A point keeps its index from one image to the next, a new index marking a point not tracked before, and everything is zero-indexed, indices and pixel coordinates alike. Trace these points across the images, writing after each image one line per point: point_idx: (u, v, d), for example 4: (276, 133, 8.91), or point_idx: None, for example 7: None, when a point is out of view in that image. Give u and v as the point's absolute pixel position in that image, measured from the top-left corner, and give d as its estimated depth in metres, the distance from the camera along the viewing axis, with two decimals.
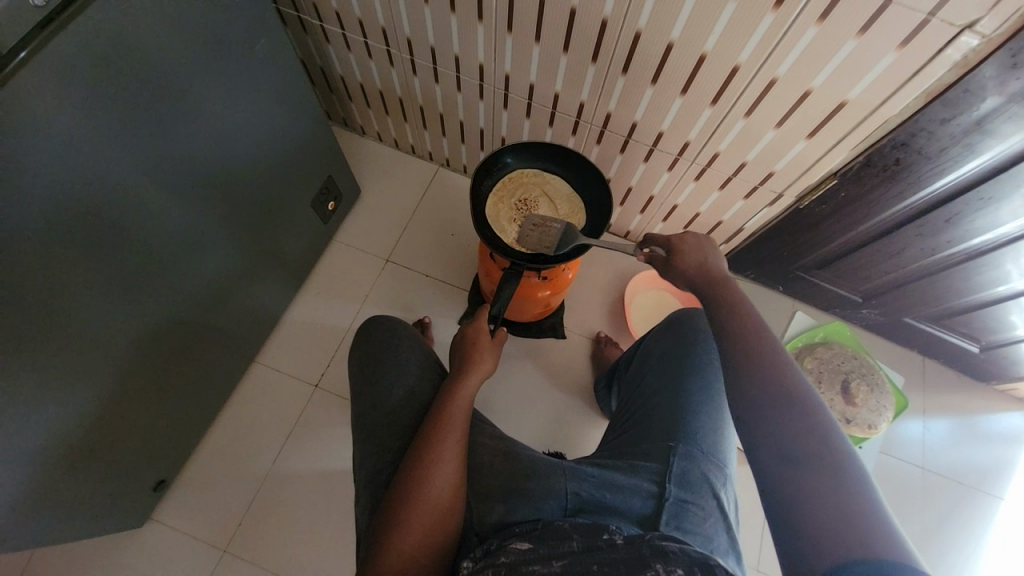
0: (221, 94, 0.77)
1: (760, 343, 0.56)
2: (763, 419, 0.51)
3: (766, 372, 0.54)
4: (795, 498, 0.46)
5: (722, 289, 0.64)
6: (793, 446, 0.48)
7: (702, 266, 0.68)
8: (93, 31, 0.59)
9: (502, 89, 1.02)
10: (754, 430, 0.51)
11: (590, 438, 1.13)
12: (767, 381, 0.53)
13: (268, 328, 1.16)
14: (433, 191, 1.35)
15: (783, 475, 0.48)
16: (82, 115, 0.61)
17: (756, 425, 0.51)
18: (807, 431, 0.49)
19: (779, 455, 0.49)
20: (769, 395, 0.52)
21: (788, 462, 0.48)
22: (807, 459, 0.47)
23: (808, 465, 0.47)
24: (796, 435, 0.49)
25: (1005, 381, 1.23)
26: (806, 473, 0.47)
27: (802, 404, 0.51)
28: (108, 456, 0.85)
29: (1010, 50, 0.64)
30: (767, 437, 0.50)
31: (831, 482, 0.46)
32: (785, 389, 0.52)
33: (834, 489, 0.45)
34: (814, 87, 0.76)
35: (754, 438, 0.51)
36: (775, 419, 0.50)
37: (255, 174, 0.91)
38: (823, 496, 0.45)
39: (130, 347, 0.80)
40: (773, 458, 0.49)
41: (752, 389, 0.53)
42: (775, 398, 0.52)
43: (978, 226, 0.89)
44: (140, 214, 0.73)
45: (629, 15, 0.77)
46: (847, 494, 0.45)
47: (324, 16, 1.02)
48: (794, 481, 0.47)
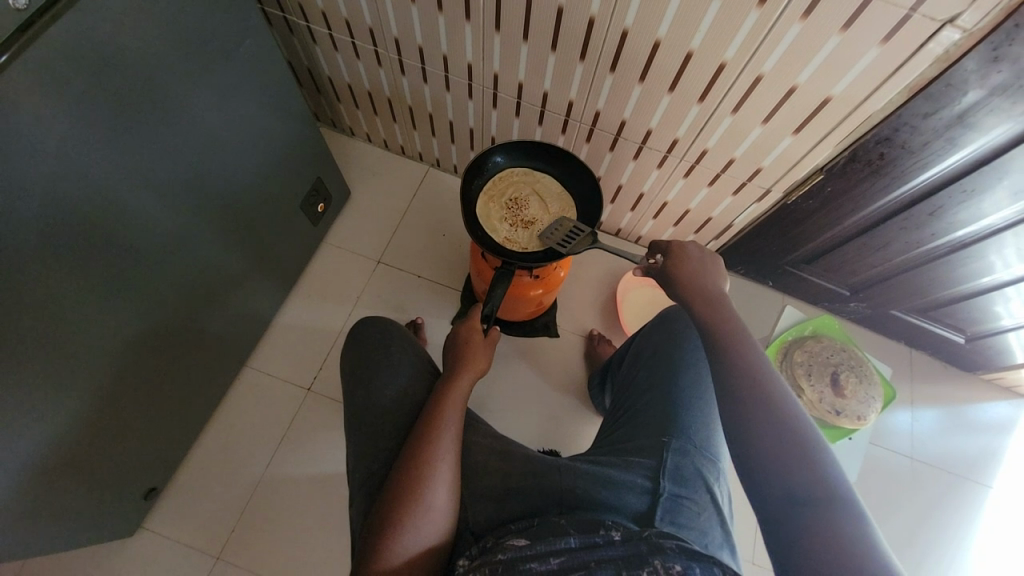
0: (208, 95, 0.77)
1: (750, 355, 0.57)
2: (760, 438, 0.51)
3: (758, 386, 0.54)
4: (793, 528, 0.46)
5: (719, 313, 0.63)
6: (791, 474, 0.48)
7: (697, 276, 0.69)
8: (76, 31, 0.58)
9: (491, 89, 1.02)
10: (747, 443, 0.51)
11: (584, 435, 1.13)
12: (757, 395, 0.53)
13: (258, 332, 1.15)
14: (423, 191, 1.34)
15: (783, 503, 0.48)
16: (67, 118, 0.60)
17: (754, 450, 0.51)
18: (794, 442, 0.50)
19: (776, 470, 0.49)
20: (759, 405, 0.52)
21: (787, 487, 0.48)
22: (803, 487, 0.47)
23: (806, 496, 0.47)
24: (795, 461, 0.49)
25: (991, 371, 1.25)
26: (802, 492, 0.47)
27: (798, 430, 0.51)
28: (96, 464, 0.84)
29: (992, 44, 0.65)
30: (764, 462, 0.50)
31: (826, 510, 0.46)
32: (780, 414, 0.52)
33: (830, 519, 0.45)
34: (799, 82, 0.77)
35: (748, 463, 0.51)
36: (771, 444, 0.50)
37: (243, 175, 0.90)
38: (820, 527, 0.45)
39: (118, 353, 0.78)
40: (771, 485, 0.49)
41: (746, 401, 0.53)
42: (763, 409, 0.52)
43: (962, 218, 0.90)
44: (126, 218, 0.71)
45: (616, 12, 0.77)
46: (842, 525, 0.45)
47: (311, 17, 1.01)
48: (791, 509, 0.47)
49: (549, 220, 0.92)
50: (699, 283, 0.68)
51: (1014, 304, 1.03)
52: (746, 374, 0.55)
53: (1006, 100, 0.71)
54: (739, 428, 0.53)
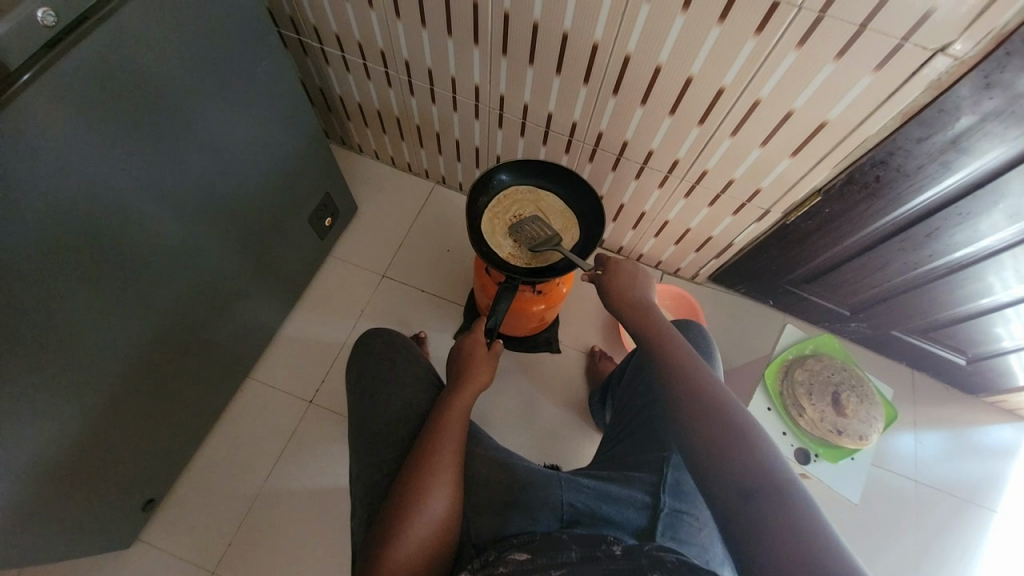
0: (223, 111, 0.80)
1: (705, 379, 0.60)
2: (722, 452, 0.53)
3: (715, 405, 0.57)
4: (749, 520, 0.48)
5: (655, 327, 0.69)
6: (744, 469, 0.51)
7: (632, 291, 0.74)
8: (103, 49, 0.61)
9: (497, 110, 1.05)
10: (711, 460, 0.53)
11: (584, 451, 1.13)
12: (716, 415, 0.56)
13: (262, 344, 1.16)
14: (429, 207, 1.37)
15: (745, 510, 0.49)
16: (88, 130, 0.63)
17: (706, 448, 0.54)
18: (748, 453, 0.52)
19: (740, 485, 0.50)
20: (721, 424, 0.55)
21: (743, 491, 0.50)
22: (756, 480, 0.50)
23: (758, 487, 0.49)
24: (741, 457, 0.52)
25: (994, 394, 1.24)
26: (760, 498, 0.49)
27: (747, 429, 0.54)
28: (96, 473, 0.84)
29: (983, 72, 0.68)
30: (714, 464, 0.53)
31: (776, 498, 0.48)
32: (725, 415, 0.56)
33: (778, 505, 0.48)
34: (795, 107, 0.79)
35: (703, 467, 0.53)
36: (721, 445, 0.53)
37: (255, 188, 0.93)
38: (771, 515, 0.47)
39: (124, 359, 0.80)
40: (728, 484, 0.51)
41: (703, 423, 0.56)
42: (722, 425, 0.55)
43: (958, 240, 0.92)
44: (138, 226, 0.73)
45: (618, 38, 0.80)
46: (792, 511, 0.47)
47: (325, 40, 1.05)
48: (747, 504, 0.49)
49: None
50: (640, 300, 0.73)
51: (1014, 325, 1.04)
52: (686, 381, 0.60)
53: (999, 125, 0.73)
54: (687, 432, 0.56)
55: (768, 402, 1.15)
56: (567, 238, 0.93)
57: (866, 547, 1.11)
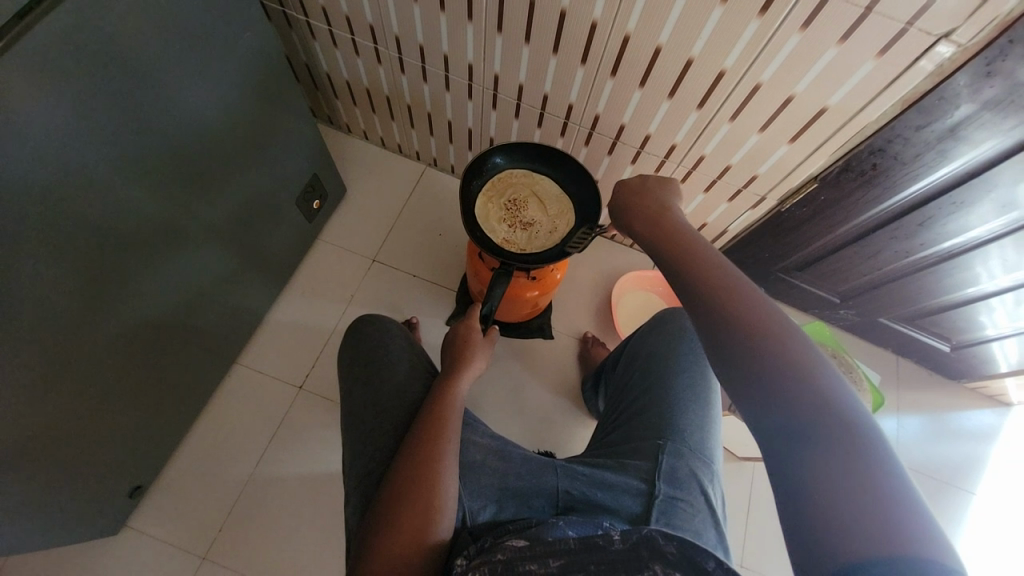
0: (207, 87, 0.76)
1: (746, 302, 0.50)
2: (770, 389, 0.45)
3: (766, 335, 0.47)
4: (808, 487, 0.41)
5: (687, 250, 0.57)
6: (792, 408, 0.44)
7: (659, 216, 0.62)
8: (75, 19, 0.57)
9: (491, 90, 1.02)
10: (757, 399, 0.46)
11: (577, 436, 1.13)
12: (766, 346, 0.47)
13: (250, 329, 1.13)
14: (420, 190, 1.34)
15: (790, 454, 0.43)
16: (67, 107, 0.59)
17: (753, 386, 0.46)
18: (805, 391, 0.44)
19: (787, 428, 0.43)
20: (769, 356, 0.46)
21: (792, 431, 0.43)
22: (809, 422, 0.43)
23: (811, 431, 0.42)
24: (811, 411, 0.43)
25: (976, 380, 1.27)
26: (811, 442, 0.42)
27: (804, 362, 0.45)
28: (81, 462, 0.82)
29: (985, 59, 0.67)
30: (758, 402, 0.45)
31: (833, 443, 0.41)
32: (794, 363, 0.45)
33: (849, 471, 0.40)
34: (796, 92, 0.78)
35: (759, 418, 0.45)
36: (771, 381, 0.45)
37: (240, 169, 0.89)
38: (839, 483, 0.40)
39: (107, 346, 0.77)
40: (777, 424, 0.44)
41: (753, 355, 0.47)
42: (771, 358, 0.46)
43: (949, 230, 0.92)
44: (121, 209, 0.71)
45: (618, 17, 0.78)
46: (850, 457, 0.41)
47: (310, 12, 1.01)
48: (796, 450, 0.42)
49: (547, 221, 0.92)
50: (660, 209, 0.63)
51: (997, 314, 1.06)
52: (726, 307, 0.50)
53: (996, 114, 0.72)
54: (735, 365, 0.47)
55: None
56: (563, 223, 0.92)
57: None
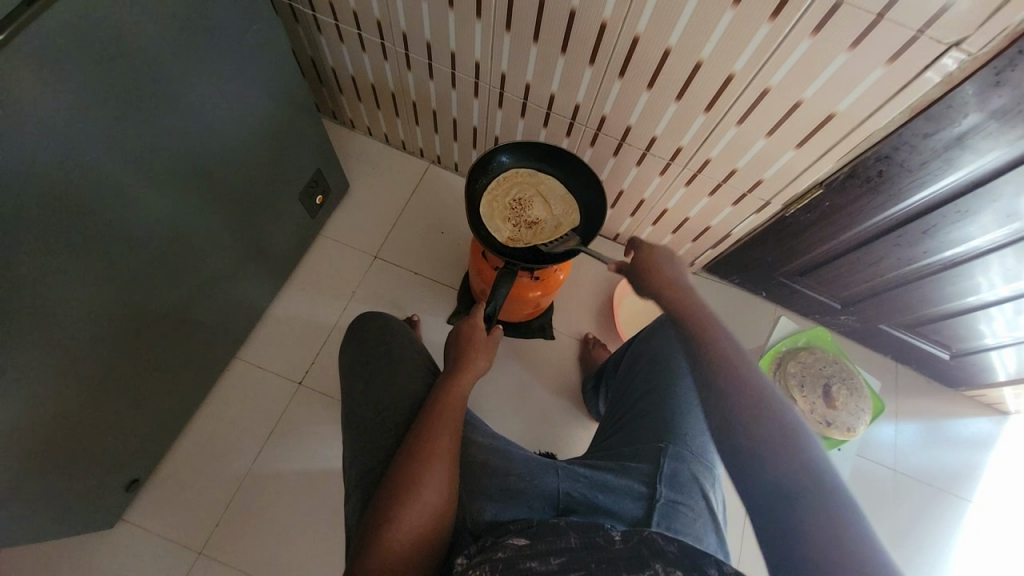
0: (212, 79, 0.75)
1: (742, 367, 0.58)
2: (760, 449, 0.52)
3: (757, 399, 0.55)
4: (789, 520, 0.48)
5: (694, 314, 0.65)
6: (782, 467, 0.51)
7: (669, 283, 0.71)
8: (79, 8, 0.56)
9: (498, 88, 1.02)
10: (753, 459, 0.52)
11: (576, 437, 1.13)
12: (756, 410, 0.54)
13: (250, 324, 1.13)
14: (423, 187, 1.33)
15: (782, 507, 0.49)
16: (72, 96, 0.59)
17: (748, 447, 0.52)
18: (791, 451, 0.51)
19: (779, 486, 0.50)
20: (761, 419, 0.53)
21: (781, 488, 0.50)
22: (796, 480, 0.50)
23: (798, 489, 0.49)
24: (800, 471, 0.50)
25: (974, 388, 1.28)
26: (800, 500, 0.49)
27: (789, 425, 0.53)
28: (78, 455, 0.81)
29: (994, 68, 0.67)
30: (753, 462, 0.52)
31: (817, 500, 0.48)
32: (785, 425, 0.53)
33: (825, 508, 0.48)
34: (804, 97, 0.78)
35: (754, 470, 0.52)
36: (763, 443, 0.52)
37: (243, 163, 0.89)
38: (829, 534, 0.46)
39: (107, 339, 0.77)
40: (770, 482, 0.50)
41: (747, 418, 0.54)
42: (762, 422, 0.53)
43: (952, 239, 0.93)
44: (124, 201, 0.70)
45: (628, 18, 0.77)
46: (833, 511, 0.48)
47: (317, 6, 1.00)
48: (789, 506, 0.49)
49: (552, 221, 0.92)
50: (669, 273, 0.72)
51: (997, 323, 1.06)
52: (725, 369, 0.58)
53: (1003, 124, 0.73)
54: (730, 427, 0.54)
55: None
56: (568, 223, 0.92)
57: None
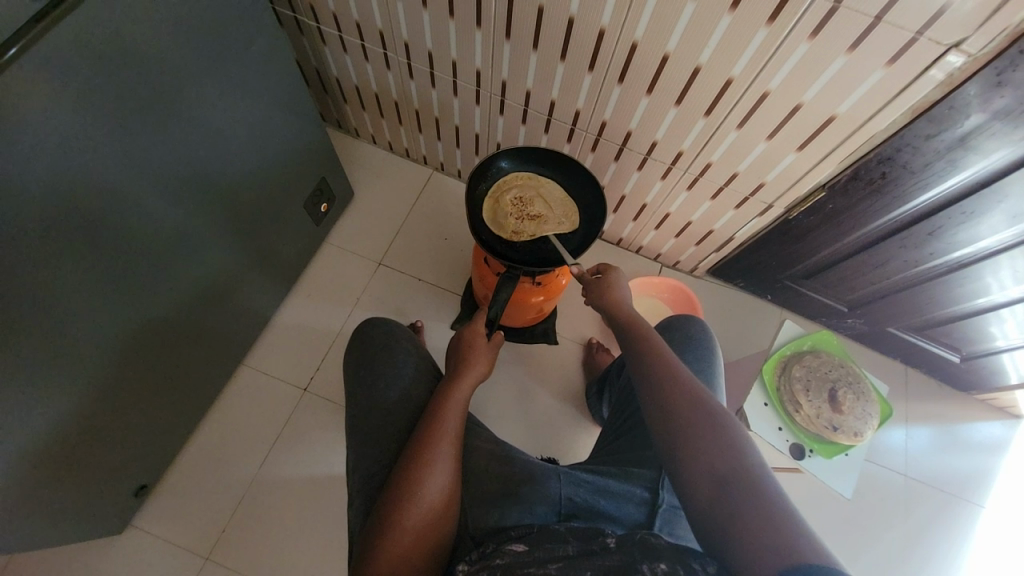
0: (217, 91, 0.77)
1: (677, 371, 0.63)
2: (692, 439, 0.56)
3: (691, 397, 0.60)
4: (719, 507, 0.51)
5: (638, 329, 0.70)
6: (712, 454, 0.54)
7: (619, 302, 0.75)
8: (88, 25, 0.58)
9: (499, 96, 1.03)
10: (686, 449, 0.56)
11: (581, 442, 1.13)
12: (688, 406, 0.59)
13: (256, 331, 1.14)
14: (427, 194, 1.34)
15: (712, 489, 0.52)
16: (81, 109, 0.61)
17: (683, 440, 0.56)
18: (719, 440, 0.55)
19: (714, 472, 0.53)
20: (693, 414, 0.58)
21: (713, 473, 0.53)
22: (725, 466, 0.53)
23: (728, 473, 0.52)
24: (728, 457, 0.54)
25: (986, 392, 1.25)
26: (728, 483, 0.52)
27: (719, 419, 0.57)
28: (86, 461, 0.83)
29: (995, 69, 0.66)
30: (687, 454, 0.55)
31: (745, 482, 0.51)
32: (713, 417, 0.57)
33: (751, 487, 0.51)
34: (804, 100, 0.78)
35: (685, 461, 0.55)
36: (695, 435, 0.56)
37: (249, 173, 0.90)
38: (755, 510, 0.48)
39: (115, 346, 0.78)
40: (702, 472, 0.54)
41: (681, 414, 0.58)
42: (694, 416, 0.58)
43: (959, 240, 0.92)
44: (131, 212, 0.72)
45: (626, 25, 0.78)
46: (759, 491, 0.50)
47: (321, 19, 1.02)
48: (721, 489, 0.52)
49: (553, 222, 0.92)
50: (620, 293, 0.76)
51: (1008, 325, 1.04)
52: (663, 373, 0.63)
53: (1006, 124, 0.72)
54: (664, 425, 0.59)
55: (766, 399, 1.19)
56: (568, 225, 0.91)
57: (853, 544, 1.12)
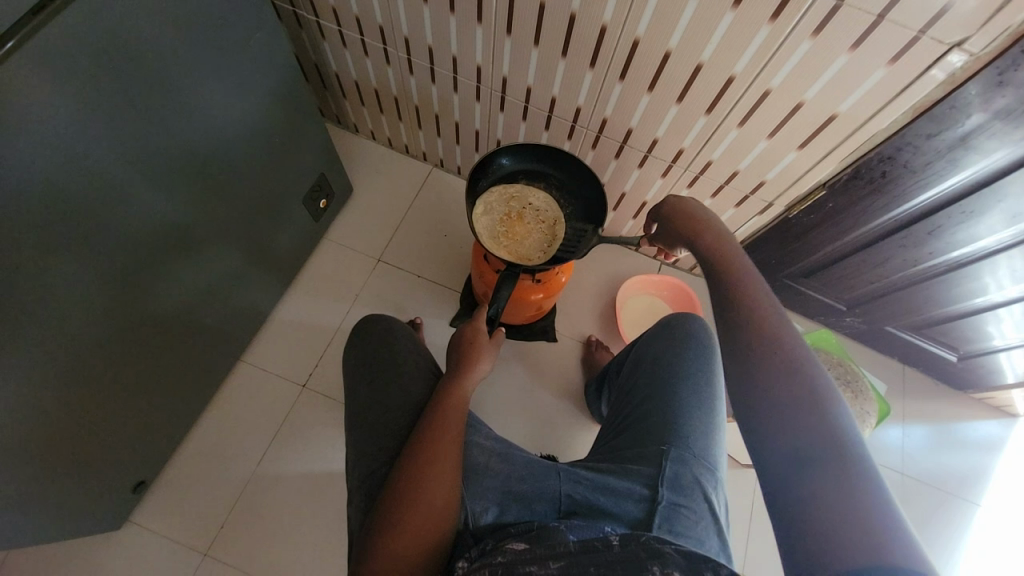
0: (216, 89, 0.76)
1: (769, 326, 0.55)
2: (774, 414, 0.50)
3: (780, 365, 0.52)
4: (797, 491, 0.45)
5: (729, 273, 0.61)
6: (797, 432, 0.48)
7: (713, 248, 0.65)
8: (85, 18, 0.57)
9: (499, 92, 1.02)
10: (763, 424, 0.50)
11: (579, 439, 1.13)
12: (773, 376, 0.52)
13: (255, 327, 1.14)
14: (426, 191, 1.34)
15: (790, 470, 0.47)
16: (78, 103, 0.60)
17: (762, 410, 0.50)
18: (809, 417, 0.48)
19: (796, 452, 0.47)
20: (782, 383, 0.51)
21: (793, 450, 0.47)
22: (810, 447, 0.47)
23: (816, 456, 0.46)
24: (821, 438, 0.47)
25: (982, 391, 1.26)
26: (814, 468, 0.45)
27: (811, 393, 0.50)
28: (83, 457, 0.82)
29: (997, 69, 0.67)
30: (770, 427, 0.49)
31: (833, 468, 0.45)
32: (806, 390, 0.50)
33: (840, 476, 0.44)
34: (806, 99, 0.78)
35: (762, 436, 0.50)
36: (777, 405, 0.50)
37: (248, 168, 0.90)
38: (839, 503, 0.43)
39: (113, 342, 0.78)
40: (782, 449, 0.48)
41: (766, 383, 0.51)
42: (783, 385, 0.51)
43: (958, 239, 0.92)
44: (130, 207, 0.71)
45: (628, 21, 0.78)
46: (851, 481, 0.44)
47: (321, 12, 1.01)
48: (801, 474, 0.46)
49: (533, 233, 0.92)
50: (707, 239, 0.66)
51: (1005, 324, 1.05)
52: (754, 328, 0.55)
53: (1007, 124, 0.72)
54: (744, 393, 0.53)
55: None
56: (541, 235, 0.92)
57: None
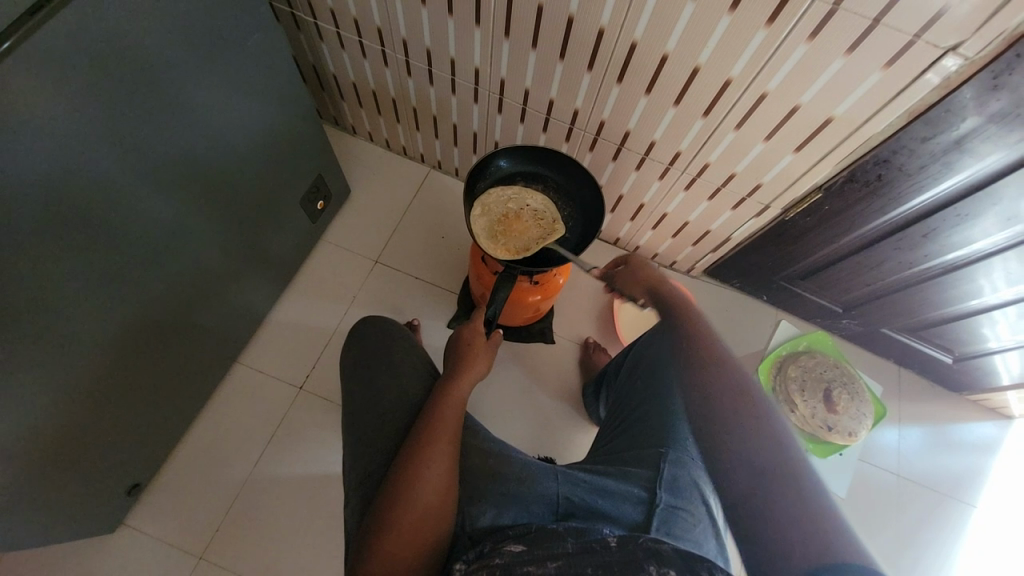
0: (213, 90, 0.76)
1: (720, 361, 0.62)
2: (735, 432, 0.55)
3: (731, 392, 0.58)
4: (754, 502, 0.50)
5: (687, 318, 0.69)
6: (751, 448, 0.54)
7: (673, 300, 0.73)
8: (82, 19, 0.57)
9: (497, 95, 1.02)
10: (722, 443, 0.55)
11: (577, 442, 1.13)
12: (728, 402, 0.58)
13: (251, 329, 1.13)
14: (424, 192, 1.34)
15: (749, 483, 0.51)
16: (74, 103, 0.60)
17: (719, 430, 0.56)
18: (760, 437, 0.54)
19: (754, 466, 0.52)
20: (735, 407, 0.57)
21: (751, 466, 0.52)
22: (764, 462, 0.52)
23: (769, 469, 0.52)
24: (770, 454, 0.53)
25: (977, 392, 1.27)
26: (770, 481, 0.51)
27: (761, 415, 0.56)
28: (77, 460, 0.82)
29: (992, 72, 0.67)
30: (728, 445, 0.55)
31: (783, 481, 0.51)
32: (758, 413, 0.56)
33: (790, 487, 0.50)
34: (802, 102, 0.78)
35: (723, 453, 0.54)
36: (733, 426, 0.56)
37: (245, 169, 0.89)
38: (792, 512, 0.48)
39: (107, 344, 0.77)
40: (741, 464, 0.53)
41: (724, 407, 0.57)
42: (735, 409, 0.57)
43: (952, 242, 0.92)
44: (126, 208, 0.71)
45: (625, 25, 0.78)
46: (799, 491, 0.50)
47: (319, 14, 1.01)
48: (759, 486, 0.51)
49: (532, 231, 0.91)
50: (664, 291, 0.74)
51: (1000, 327, 1.06)
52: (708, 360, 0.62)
53: (1001, 128, 0.73)
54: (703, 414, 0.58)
55: None
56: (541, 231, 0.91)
57: None
